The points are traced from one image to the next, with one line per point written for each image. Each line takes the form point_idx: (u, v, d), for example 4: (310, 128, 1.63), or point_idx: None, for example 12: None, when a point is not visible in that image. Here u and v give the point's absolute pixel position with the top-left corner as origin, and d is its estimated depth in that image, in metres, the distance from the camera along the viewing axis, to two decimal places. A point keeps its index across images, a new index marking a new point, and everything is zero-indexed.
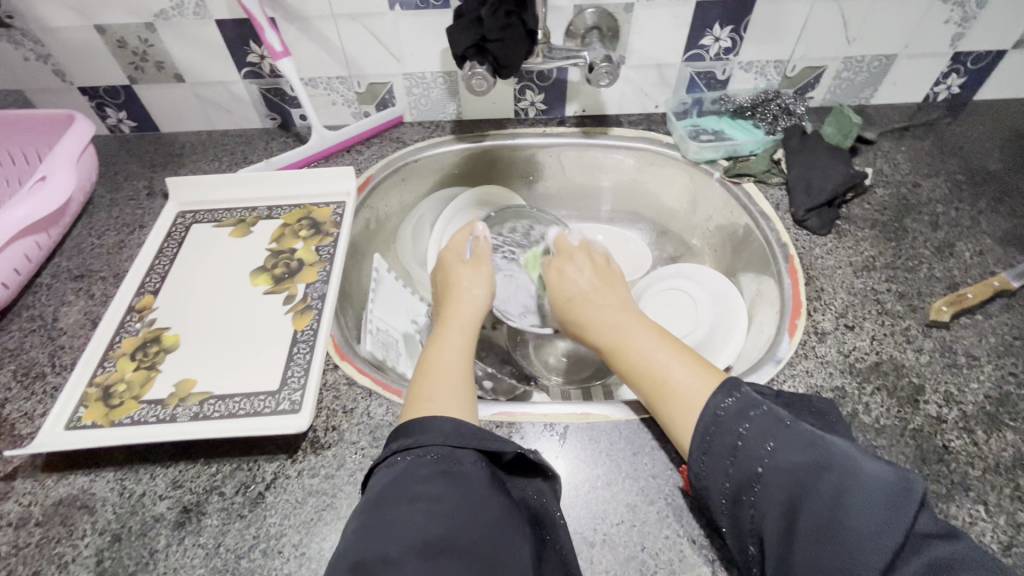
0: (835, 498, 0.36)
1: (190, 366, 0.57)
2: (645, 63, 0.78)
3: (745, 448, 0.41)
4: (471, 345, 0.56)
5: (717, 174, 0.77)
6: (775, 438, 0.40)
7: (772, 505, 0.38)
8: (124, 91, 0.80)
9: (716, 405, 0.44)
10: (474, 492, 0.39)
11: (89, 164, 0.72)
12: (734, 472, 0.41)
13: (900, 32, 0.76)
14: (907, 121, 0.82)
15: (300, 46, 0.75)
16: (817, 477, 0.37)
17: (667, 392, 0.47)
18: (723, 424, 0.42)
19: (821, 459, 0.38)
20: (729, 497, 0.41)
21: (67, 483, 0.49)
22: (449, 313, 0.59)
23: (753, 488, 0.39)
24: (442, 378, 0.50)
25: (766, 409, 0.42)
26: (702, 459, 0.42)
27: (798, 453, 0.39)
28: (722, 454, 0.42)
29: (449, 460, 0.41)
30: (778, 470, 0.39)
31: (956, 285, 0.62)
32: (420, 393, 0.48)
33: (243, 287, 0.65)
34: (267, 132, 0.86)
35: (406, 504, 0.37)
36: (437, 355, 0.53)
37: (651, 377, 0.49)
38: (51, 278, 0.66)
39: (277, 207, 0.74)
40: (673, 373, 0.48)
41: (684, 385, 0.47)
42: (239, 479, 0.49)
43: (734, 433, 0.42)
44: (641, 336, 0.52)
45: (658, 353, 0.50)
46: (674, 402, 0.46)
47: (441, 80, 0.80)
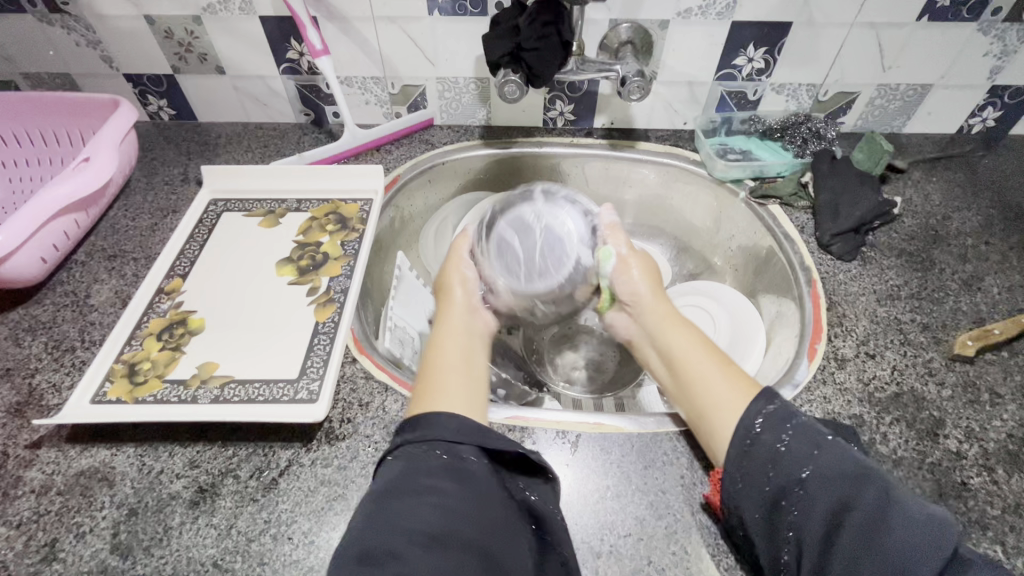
0: (883, 512, 0.36)
1: (213, 350, 0.58)
2: (676, 79, 0.79)
3: (787, 455, 0.41)
4: (469, 345, 0.57)
5: (743, 195, 0.76)
6: (818, 447, 0.41)
7: (812, 514, 0.38)
8: (167, 80, 0.83)
9: (756, 412, 0.44)
10: (477, 488, 0.40)
11: (130, 148, 0.74)
12: (775, 476, 0.41)
13: (937, 62, 0.75)
14: (939, 152, 0.81)
15: (339, 45, 0.77)
16: (861, 489, 0.38)
17: (706, 393, 0.49)
18: (764, 431, 0.43)
19: (864, 472, 0.39)
20: (767, 502, 0.41)
21: (89, 455, 0.50)
22: (447, 315, 0.60)
23: (794, 495, 0.39)
24: (445, 376, 0.51)
25: (802, 420, 0.43)
26: (742, 463, 0.43)
27: (841, 463, 0.39)
28: (764, 459, 0.42)
29: (451, 455, 0.42)
30: (823, 479, 0.39)
31: (983, 320, 0.61)
32: (425, 391, 0.49)
33: (269, 276, 0.66)
34: (301, 127, 0.88)
35: (414, 496, 0.38)
36: (439, 354, 0.54)
37: (694, 371, 0.52)
38: (86, 256, 0.69)
39: (306, 200, 0.76)
40: (714, 381, 0.49)
41: (722, 394, 0.48)
42: (255, 463, 0.50)
43: (776, 439, 0.42)
44: (679, 336, 0.56)
45: (695, 355, 0.53)
46: (712, 405, 0.48)
47: (473, 85, 0.81)
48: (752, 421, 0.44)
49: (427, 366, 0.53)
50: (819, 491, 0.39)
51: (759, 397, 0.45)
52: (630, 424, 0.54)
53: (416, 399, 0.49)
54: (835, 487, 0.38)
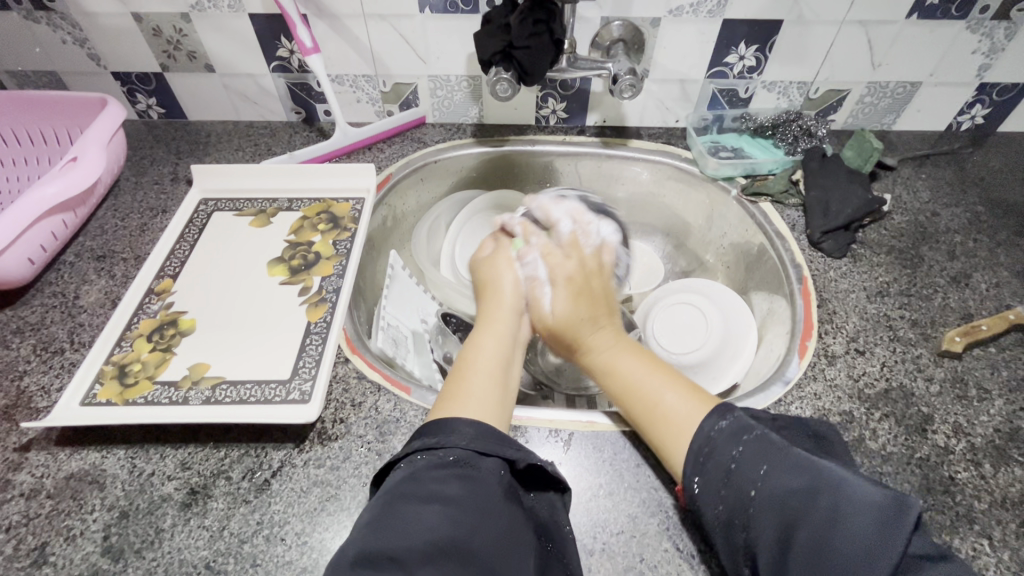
0: (830, 523, 0.36)
1: (204, 351, 0.58)
2: (668, 77, 0.79)
3: (740, 471, 0.41)
4: (509, 347, 0.55)
5: (735, 192, 0.77)
6: (769, 461, 0.41)
7: (764, 529, 0.38)
8: (156, 78, 0.82)
9: (709, 428, 0.45)
10: (489, 498, 0.39)
11: (118, 147, 0.73)
12: (730, 492, 0.41)
13: (926, 60, 0.76)
14: (928, 149, 0.82)
15: (329, 43, 0.76)
16: (808, 502, 0.37)
17: (665, 421, 0.48)
18: (716, 447, 0.43)
19: (814, 483, 0.38)
20: (724, 518, 0.41)
21: (80, 457, 0.50)
22: (492, 313, 0.58)
23: (745, 512, 0.40)
24: (479, 378, 0.50)
25: (757, 433, 0.43)
26: (698, 481, 0.43)
27: (792, 476, 0.39)
28: (715, 477, 0.42)
29: (468, 464, 0.40)
30: (773, 495, 0.39)
31: (971, 316, 0.61)
32: (456, 393, 0.49)
33: (260, 276, 0.66)
34: (292, 126, 0.87)
35: (421, 504, 0.37)
36: (476, 354, 0.53)
37: (644, 402, 0.50)
38: (75, 256, 0.68)
39: (297, 199, 0.75)
40: (667, 404, 0.48)
41: (677, 421, 0.47)
42: (247, 464, 0.49)
43: (728, 456, 0.42)
44: (624, 362, 0.54)
45: (646, 381, 0.51)
46: (674, 435, 0.47)
47: (465, 83, 0.81)
48: (706, 439, 0.44)
49: (464, 365, 0.52)
50: (768, 505, 0.39)
51: (713, 414, 0.45)
52: (624, 422, 0.54)
53: (446, 400, 0.48)
54: (782, 499, 0.38)
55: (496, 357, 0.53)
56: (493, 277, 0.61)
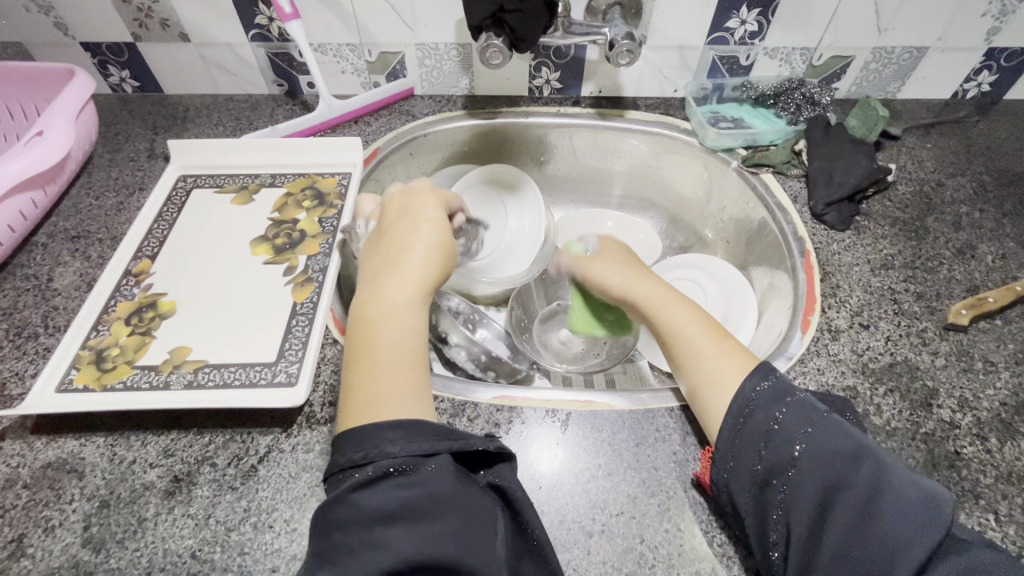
0: (873, 488, 0.36)
1: (186, 334, 0.56)
2: (666, 44, 0.75)
3: (780, 433, 0.40)
4: (419, 317, 0.45)
5: (735, 163, 0.74)
6: (811, 424, 0.40)
7: (804, 491, 0.38)
8: (128, 49, 0.78)
9: (752, 384, 0.43)
10: (439, 496, 0.36)
11: (89, 122, 0.69)
12: (767, 454, 0.40)
13: (934, 24, 0.73)
14: (933, 118, 0.80)
15: (310, 9, 0.72)
16: (855, 467, 0.37)
17: (704, 367, 0.47)
18: (757, 407, 0.42)
19: (857, 449, 0.38)
20: (757, 481, 0.40)
21: (57, 446, 0.48)
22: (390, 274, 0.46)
23: (784, 474, 0.39)
24: (388, 370, 0.41)
25: (801, 397, 0.42)
26: (734, 442, 0.42)
27: (835, 440, 0.39)
28: (752, 437, 0.41)
29: (408, 469, 0.37)
30: (815, 457, 0.38)
31: (976, 288, 0.60)
32: (366, 393, 0.40)
33: (243, 256, 0.63)
34: (274, 99, 0.83)
35: (367, 530, 0.34)
36: (381, 337, 0.42)
37: (687, 350, 0.50)
38: (47, 237, 0.65)
39: (281, 175, 0.72)
40: (710, 355, 0.48)
41: (719, 367, 0.46)
42: (232, 450, 0.48)
43: (771, 415, 0.41)
44: (675, 313, 0.54)
45: (690, 328, 0.51)
46: (712, 386, 0.46)
47: (455, 52, 0.77)
48: (745, 399, 0.43)
49: (369, 349, 0.42)
50: (812, 468, 0.38)
51: (754, 373, 0.44)
52: (620, 401, 0.53)
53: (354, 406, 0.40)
54: (827, 465, 0.38)
55: (406, 335, 0.43)
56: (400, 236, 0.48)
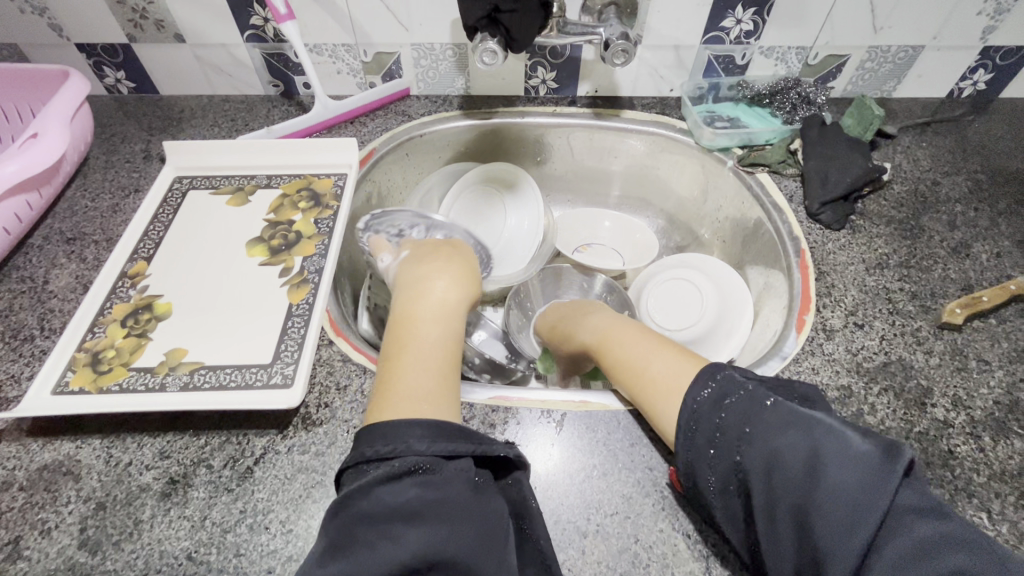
0: (810, 483, 0.35)
1: (182, 335, 0.56)
2: (662, 43, 0.75)
3: (725, 436, 0.40)
4: (447, 332, 0.50)
5: (731, 163, 0.74)
6: (749, 423, 0.39)
7: (755, 496, 0.37)
8: (123, 50, 0.78)
9: (693, 396, 0.42)
10: (459, 499, 0.36)
11: (84, 123, 0.69)
12: (718, 462, 0.40)
13: (929, 22, 0.73)
14: (929, 116, 0.80)
15: (305, 9, 0.72)
16: (791, 461, 0.36)
17: (652, 386, 0.47)
18: (701, 416, 0.41)
19: (792, 441, 0.37)
20: (719, 489, 0.40)
21: (53, 448, 0.48)
22: (423, 291, 0.53)
23: (738, 480, 0.39)
24: (414, 369, 0.45)
25: (742, 392, 0.41)
26: (687, 454, 0.41)
27: (772, 436, 0.37)
28: (701, 447, 0.41)
29: (430, 470, 0.38)
30: (757, 459, 0.38)
31: (971, 287, 0.60)
32: (392, 388, 0.44)
33: (238, 258, 0.63)
34: (270, 100, 0.83)
35: (385, 524, 0.34)
36: (411, 343, 0.47)
37: (637, 372, 0.49)
38: (43, 239, 0.65)
39: (277, 176, 0.72)
40: (657, 368, 0.48)
41: (670, 377, 0.46)
42: (228, 452, 0.48)
43: (713, 422, 0.40)
44: (626, 345, 0.54)
45: (643, 353, 0.51)
46: (666, 397, 0.45)
47: (450, 52, 0.77)
48: (688, 410, 0.42)
49: (398, 353, 0.47)
50: (756, 470, 0.37)
51: (696, 381, 0.43)
52: (616, 401, 0.52)
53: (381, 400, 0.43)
54: (768, 464, 0.37)
55: (433, 345, 0.48)
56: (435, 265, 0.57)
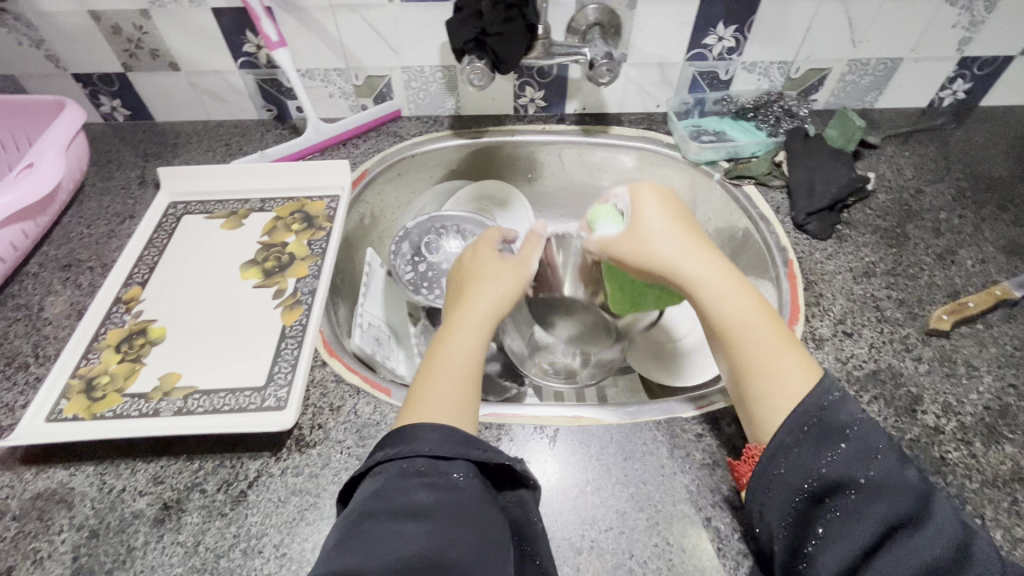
0: (936, 531, 0.34)
1: (175, 360, 0.56)
2: (647, 61, 0.77)
3: (847, 452, 0.37)
4: (483, 339, 0.51)
5: (717, 176, 0.75)
6: (880, 454, 0.37)
7: (860, 515, 0.35)
8: (119, 79, 0.79)
9: (823, 394, 0.40)
10: (459, 502, 0.37)
11: (80, 151, 0.70)
12: (829, 471, 0.37)
13: (906, 35, 0.75)
14: (911, 126, 0.81)
15: (297, 36, 0.74)
16: (921, 504, 0.35)
17: (775, 377, 0.43)
18: (819, 417, 0.39)
19: (925, 489, 0.36)
20: (809, 494, 0.38)
21: (46, 476, 0.48)
22: (465, 304, 0.54)
23: (843, 492, 0.36)
24: (447, 377, 0.47)
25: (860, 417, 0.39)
26: (793, 452, 0.39)
27: (903, 477, 0.36)
28: (814, 443, 0.39)
29: (435, 471, 0.39)
30: (880, 487, 0.36)
31: (957, 293, 0.61)
32: (424, 392, 0.46)
33: (232, 281, 0.64)
34: (264, 124, 0.85)
35: (388, 521, 0.35)
36: (446, 350, 0.49)
37: (758, 350, 0.45)
38: (39, 267, 0.65)
39: (270, 199, 0.73)
40: (786, 355, 0.44)
41: (791, 368, 0.43)
42: (222, 476, 0.48)
43: (831, 430, 0.38)
44: (738, 305, 0.47)
45: (759, 327, 0.46)
46: (776, 386, 0.43)
47: (440, 74, 0.79)
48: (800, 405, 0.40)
49: (434, 362, 0.48)
50: (861, 492, 0.36)
51: (824, 382, 0.41)
52: (608, 416, 0.53)
53: (411, 404, 0.45)
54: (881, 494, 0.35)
55: (467, 353, 0.49)
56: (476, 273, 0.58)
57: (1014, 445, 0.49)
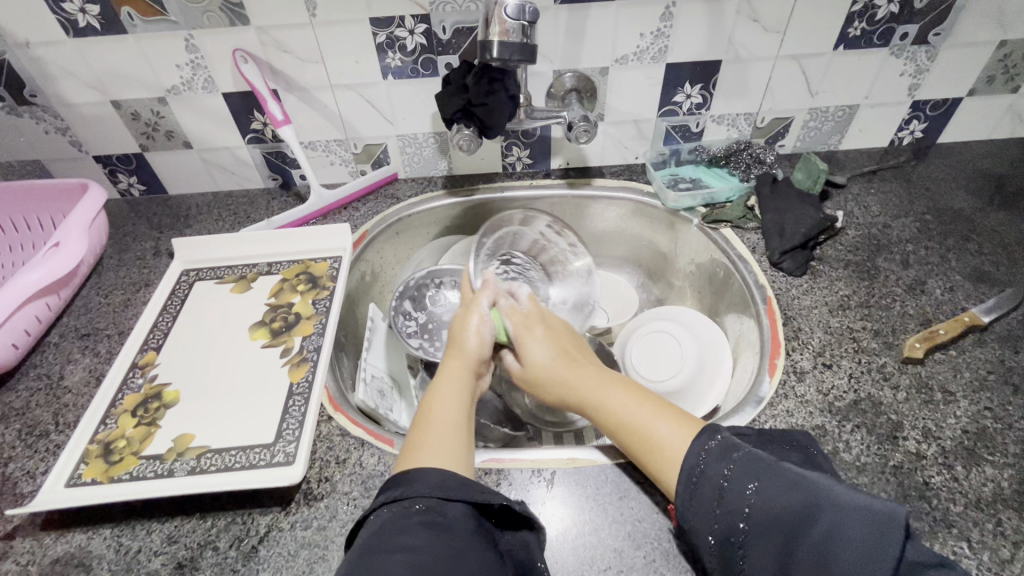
0: (822, 538, 0.35)
1: (189, 421, 0.59)
2: (623, 119, 0.83)
3: (731, 487, 0.41)
4: (468, 395, 0.55)
5: (696, 221, 0.80)
6: (757, 479, 0.40)
7: (764, 548, 0.38)
8: (136, 159, 0.86)
9: (698, 448, 0.45)
10: (455, 543, 0.39)
11: (100, 228, 0.76)
12: (722, 513, 0.41)
13: (859, 86, 0.81)
14: (874, 165, 0.87)
15: (299, 112, 0.81)
16: (805, 520, 0.36)
17: (655, 453, 0.47)
18: (706, 467, 0.43)
19: (805, 499, 0.37)
20: (720, 538, 0.41)
21: (65, 541, 0.50)
22: (451, 364, 0.58)
23: (741, 528, 0.39)
24: (442, 431, 0.49)
25: (746, 450, 0.43)
26: (690, 503, 0.43)
27: (780, 495, 0.39)
28: (708, 497, 0.42)
29: (432, 511, 0.41)
30: (765, 514, 0.39)
31: (929, 322, 0.64)
32: (420, 443, 0.48)
33: (242, 342, 0.67)
34: (270, 192, 0.91)
35: (386, 555, 0.38)
36: (437, 406, 0.52)
37: (638, 433, 0.49)
38: (59, 337, 0.69)
39: (276, 263, 0.78)
40: (657, 428, 0.48)
41: (669, 437, 0.47)
42: (234, 532, 0.50)
43: (719, 474, 0.42)
44: (615, 401, 0.52)
45: (638, 411, 0.51)
46: (661, 460, 0.47)
47: (432, 140, 0.85)
48: (695, 459, 0.44)
49: (425, 416, 0.51)
50: (764, 524, 0.38)
51: (701, 434, 0.46)
52: (603, 455, 0.55)
53: (408, 450, 0.48)
54: (777, 519, 0.38)
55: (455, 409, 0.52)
56: (457, 331, 0.61)
57: (994, 466, 0.51)
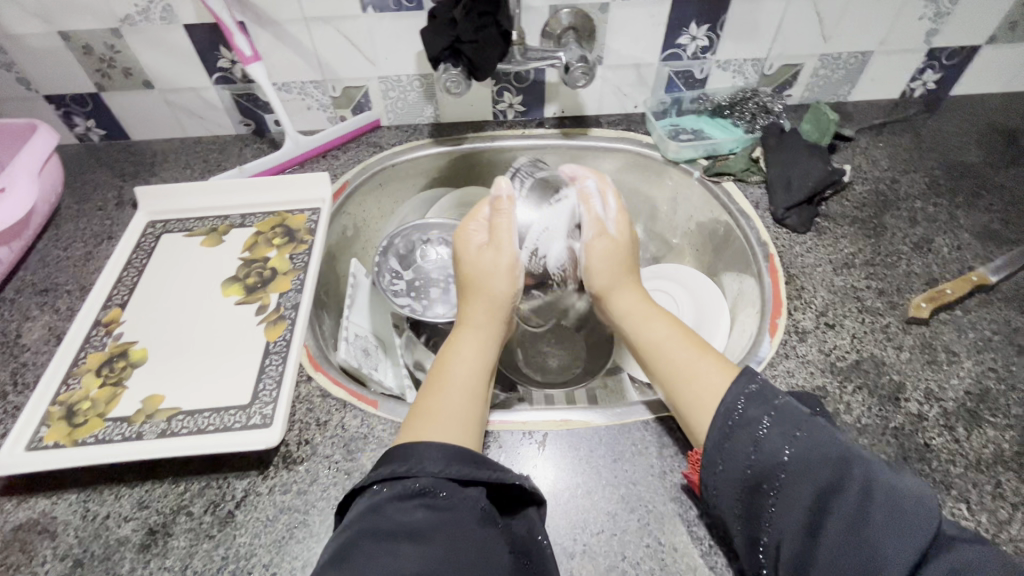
0: (862, 496, 0.34)
1: (158, 382, 0.55)
2: (622, 63, 0.78)
3: (767, 440, 0.39)
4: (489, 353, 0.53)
5: (697, 173, 0.76)
6: (797, 435, 0.39)
7: (796, 498, 0.37)
8: (92, 99, 0.78)
9: (732, 401, 0.42)
10: (460, 525, 0.37)
11: (53, 173, 0.69)
12: (757, 458, 0.39)
13: (875, 29, 0.76)
14: (884, 118, 0.82)
15: (271, 50, 0.73)
16: (840, 474, 0.36)
17: (695, 381, 0.46)
18: (746, 414, 0.41)
19: (844, 454, 0.37)
20: (746, 486, 0.39)
21: (27, 507, 0.47)
22: (471, 313, 0.57)
23: (775, 480, 0.38)
24: (451, 396, 0.47)
25: (784, 401, 0.41)
26: (721, 448, 0.41)
27: (820, 446, 0.38)
28: (746, 440, 0.40)
29: (434, 491, 0.39)
30: (804, 462, 0.37)
31: (935, 281, 0.62)
32: (426, 415, 0.46)
33: (214, 299, 0.63)
34: (242, 138, 0.84)
35: (389, 540, 0.35)
36: (451, 367, 0.51)
37: (674, 365, 0.49)
38: (15, 293, 0.64)
39: (250, 215, 0.72)
40: (699, 367, 0.47)
41: (709, 376, 0.46)
42: (209, 497, 0.47)
43: (757, 423, 0.40)
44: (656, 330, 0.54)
45: (676, 347, 0.50)
46: (703, 395, 0.45)
47: (417, 82, 0.79)
48: (734, 403, 0.42)
49: (439, 377, 0.49)
50: (799, 474, 0.37)
51: (740, 377, 0.43)
52: (598, 416, 0.52)
53: (417, 419, 0.45)
54: (813, 473, 0.37)
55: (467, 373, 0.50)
56: (478, 278, 0.58)
57: (995, 428, 0.50)
